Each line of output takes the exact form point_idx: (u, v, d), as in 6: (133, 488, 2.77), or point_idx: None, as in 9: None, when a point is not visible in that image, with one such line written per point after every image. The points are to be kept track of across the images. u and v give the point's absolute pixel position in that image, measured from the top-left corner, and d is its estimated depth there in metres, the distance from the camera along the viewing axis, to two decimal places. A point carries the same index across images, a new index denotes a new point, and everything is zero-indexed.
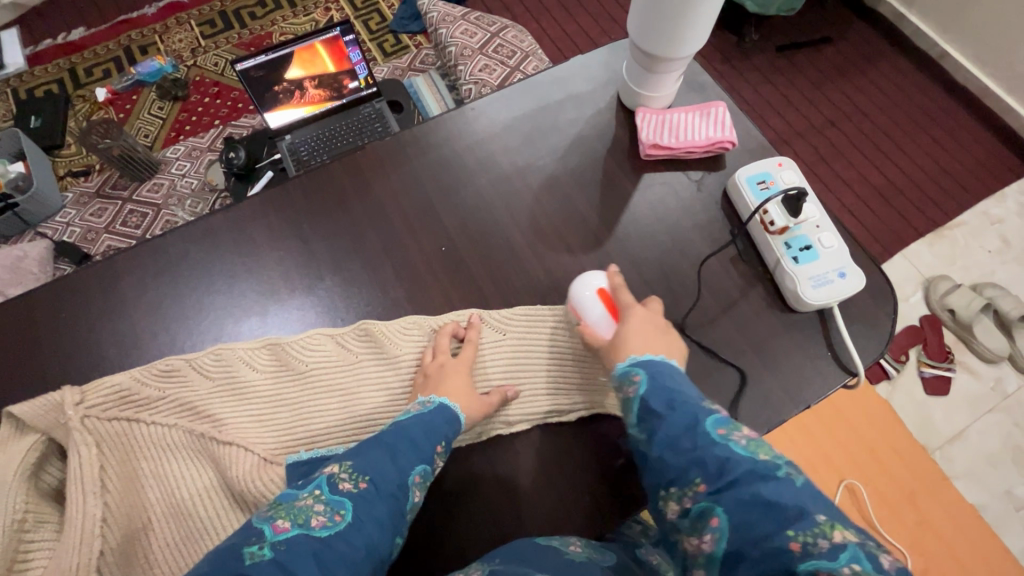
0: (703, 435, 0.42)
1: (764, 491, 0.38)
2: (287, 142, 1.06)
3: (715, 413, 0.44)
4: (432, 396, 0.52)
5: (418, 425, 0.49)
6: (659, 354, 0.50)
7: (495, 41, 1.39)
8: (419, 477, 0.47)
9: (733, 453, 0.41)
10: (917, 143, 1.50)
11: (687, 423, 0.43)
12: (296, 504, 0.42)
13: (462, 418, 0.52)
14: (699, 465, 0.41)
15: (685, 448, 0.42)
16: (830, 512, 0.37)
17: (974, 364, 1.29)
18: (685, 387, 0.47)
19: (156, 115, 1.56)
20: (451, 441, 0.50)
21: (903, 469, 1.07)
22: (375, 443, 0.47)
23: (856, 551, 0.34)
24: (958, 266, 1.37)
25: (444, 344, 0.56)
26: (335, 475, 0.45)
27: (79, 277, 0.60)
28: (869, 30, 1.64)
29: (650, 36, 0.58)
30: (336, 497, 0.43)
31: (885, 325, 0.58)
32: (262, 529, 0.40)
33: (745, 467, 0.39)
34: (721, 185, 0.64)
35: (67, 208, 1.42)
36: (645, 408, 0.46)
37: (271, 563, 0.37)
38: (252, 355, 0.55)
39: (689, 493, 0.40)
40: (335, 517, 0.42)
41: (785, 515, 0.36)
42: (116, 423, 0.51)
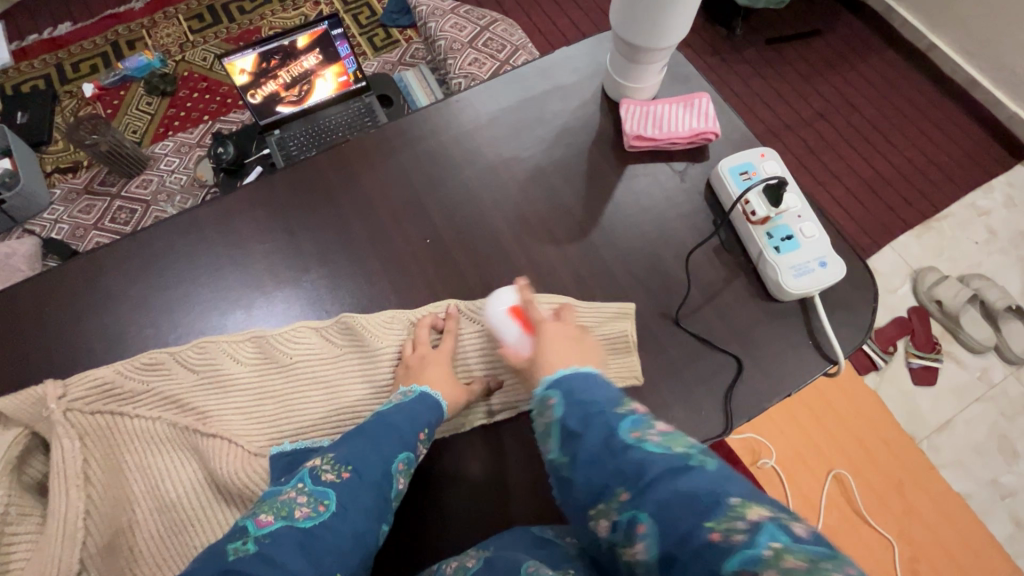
0: (618, 443, 0.39)
1: (681, 488, 0.34)
2: (276, 137, 1.06)
3: (627, 416, 0.41)
4: (413, 385, 0.52)
5: (400, 413, 0.49)
6: (571, 366, 0.48)
7: (485, 34, 1.39)
8: (403, 464, 0.47)
9: (647, 455, 0.37)
10: (905, 135, 1.50)
11: (603, 435, 0.40)
12: (280, 498, 0.43)
13: (444, 406, 0.52)
14: (618, 475, 0.37)
15: (603, 459, 0.39)
16: (747, 492, 0.34)
17: (960, 354, 1.31)
18: (601, 394, 0.44)
19: (144, 110, 1.54)
20: (435, 427, 0.51)
21: (889, 458, 1.09)
22: (358, 434, 0.48)
23: (776, 527, 0.31)
24: (946, 257, 1.38)
25: (423, 337, 0.56)
26: (317, 467, 0.45)
27: (63, 271, 0.60)
28: (858, 23, 1.65)
29: (633, 28, 0.58)
30: (320, 487, 0.43)
31: (867, 314, 0.59)
32: (246, 525, 0.40)
33: (661, 465, 0.36)
34: (705, 176, 0.65)
35: (55, 205, 1.41)
36: (562, 428, 0.42)
37: (255, 556, 0.38)
38: (235, 348, 0.56)
39: (614, 504, 0.37)
40: (318, 508, 0.42)
41: (704, 505, 0.33)
42: (99, 416, 0.51)
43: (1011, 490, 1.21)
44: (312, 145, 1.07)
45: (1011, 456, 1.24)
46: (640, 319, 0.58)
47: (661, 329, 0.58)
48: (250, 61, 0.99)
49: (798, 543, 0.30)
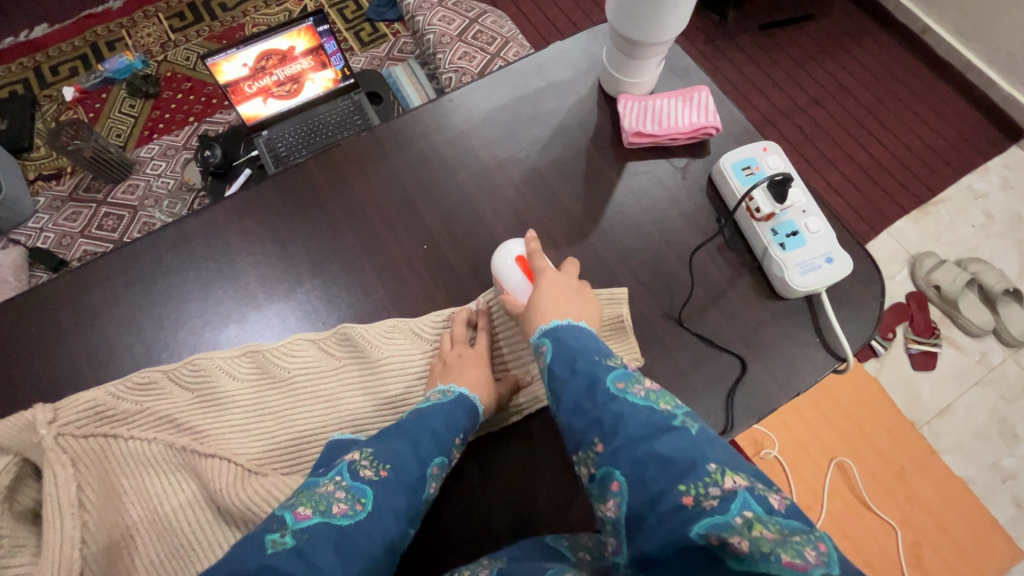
0: (602, 393, 0.44)
1: (658, 447, 0.39)
2: (264, 138, 1.03)
3: (614, 368, 0.46)
4: (452, 384, 0.51)
5: (439, 413, 0.49)
6: (565, 317, 0.51)
7: (475, 27, 1.36)
8: (436, 469, 0.47)
9: (632, 406, 0.42)
10: (901, 119, 1.50)
11: (587, 383, 0.45)
12: (317, 490, 0.42)
13: (480, 410, 0.52)
14: (598, 424, 0.42)
15: (591, 410, 0.43)
16: (723, 458, 0.39)
17: (959, 338, 1.31)
18: (591, 344, 0.49)
19: (128, 113, 1.51)
20: (470, 431, 0.50)
21: (891, 444, 1.09)
22: (397, 432, 0.47)
23: (746, 493, 0.36)
24: (942, 242, 1.38)
25: (459, 333, 0.55)
26: (355, 462, 0.44)
27: (45, 290, 0.58)
28: (852, 6, 1.63)
29: (630, 24, 0.56)
30: (358, 484, 0.43)
31: (876, 309, 0.57)
32: (283, 516, 0.40)
33: (641, 420, 0.41)
34: (706, 172, 0.63)
35: (39, 213, 1.38)
36: (550, 374, 0.47)
37: (292, 552, 0.37)
38: (230, 364, 0.54)
39: (591, 455, 0.42)
40: (356, 506, 0.42)
41: (679, 470, 0.38)
42: (92, 440, 0.49)
43: (1011, 472, 1.22)
44: (303, 147, 1.04)
45: (1010, 438, 1.24)
46: (644, 322, 0.57)
47: (666, 332, 0.56)
48: (252, 55, 0.97)
49: (769, 515, 0.35)
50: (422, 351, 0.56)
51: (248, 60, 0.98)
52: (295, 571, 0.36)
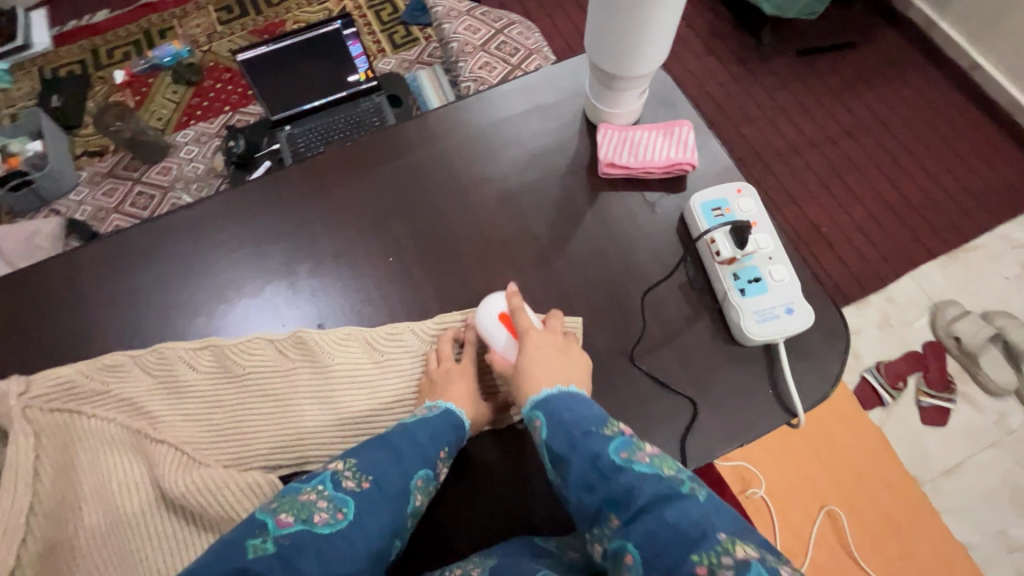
0: (606, 465, 0.45)
1: (668, 517, 0.40)
2: (286, 132, 1.13)
3: (615, 438, 0.46)
4: (438, 400, 0.53)
5: (424, 428, 0.51)
6: (558, 384, 0.51)
7: (499, 38, 1.37)
8: (421, 481, 0.49)
9: (638, 478, 0.43)
10: (938, 159, 1.42)
11: (590, 458, 0.45)
12: (300, 497, 0.45)
13: (467, 424, 0.54)
14: (609, 500, 0.43)
15: (599, 484, 0.44)
16: (734, 528, 0.39)
17: (976, 395, 1.24)
18: (588, 415, 0.49)
19: (170, 98, 1.59)
20: (455, 447, 0.52)
21: (890, 498, 1.04)
22: (382, 444, 0.50)
23: (758, 563, 0.36)
24: (969, 292, 1.30)
25: (446, 350, 0.56)
26: (338, 473, 0.47)
27: (40, 267, 0.62)
28: (898, 37, 1.56)
29: (604, 56, 0.56)
30: (339, 494, 0.45)
31: (838, 366, 0.55)
32: (265, 521, 0.42)
33: (651, 493, 0.42)
34: (678, 208, 0.62)
35: (80, 187, 1.47)
36: (551, 452, 0.48)
37: (273, 557, 0.39)
38: (192, 356, 0.56)
39: (606, 531, 0.43)
40: (337, 515, 0.44)
41: (690, 541, 0.38)
42: (57, 415, 0.52)
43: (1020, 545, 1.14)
44: (320, 142, 1.12)
45: None
46: (595, 355, 0.57)
47: (616, 367, 0.56)
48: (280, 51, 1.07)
49: None
50: (405, 367, 0.57)
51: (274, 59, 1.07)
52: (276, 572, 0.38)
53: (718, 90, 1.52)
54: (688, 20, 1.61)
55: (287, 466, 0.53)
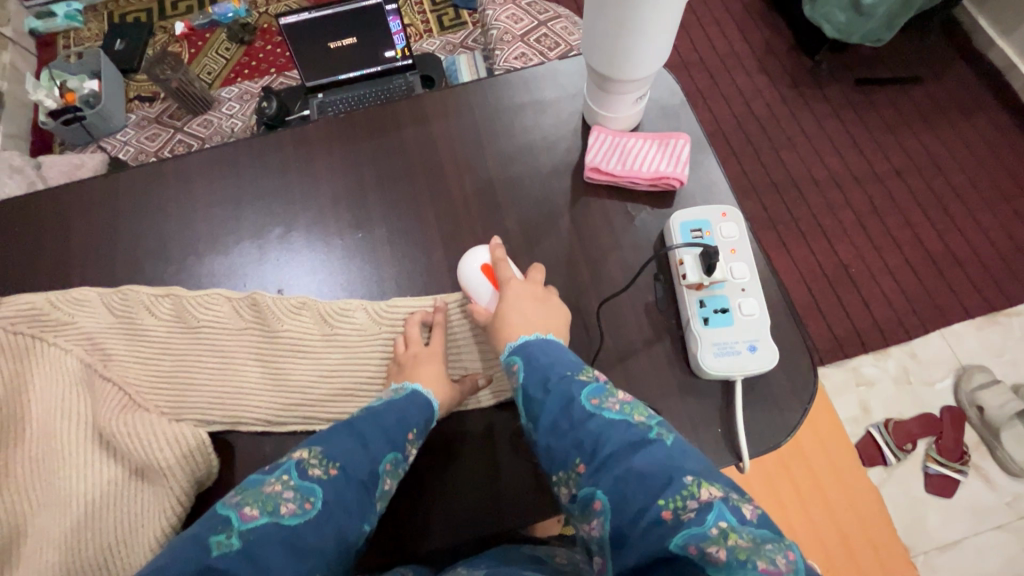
0: (578, 409, 0.43)
1: (636, 463, 0.38)
2: (319, 100, 1.13)
3: (589, 384, 0.44)
4: (405, 382, 0.52)
5: (391, 411, 0.49)
6: (535, 331, 0.50)
7: (542, 30, 1.33)
8: (390, 465, 0.47)
9: (608, 424, 0.41)
10: (993, 212, 1.31)
11: (562, 402, 0.43)
12: (264, 489, 0.42)
13: (436, 406, 0.52)
14: (579, 444, 0.41)
15: (568, 429, 0.42)
16: (702, 469, 0.37)
17: (993, 472, 1.11)
18: (562, 359, 0.47)
19: (222, 54, 1.65)
20: (425, 427, 0.50)
21: (873, 564, 0.90)
22: (346, 430, 0.47)
23: (722, 504, 0.34)
24: (1005, 359, 1.19)
25: (414, 334, 0.55)
26: (303, 461, 0.44)
27: (37, 197, 0.64)
28: (971, 75, 1.44)
29: (595, 55, 0.54)
30: (306, 483, 0.42)
31: (797, 414, 0.52)
32: (228, 518, 0.39)
33: (621, 439, 0.40)
34: (658, 224, 0.60)
35: (127, 128, 1.51)
36: (526, 395, 0.46)
37: (237, 553, 0.37)
38: (153, 302, 0.58)
39: (573, 476, 0.41)
40: (304, 505, 0.41)
41: (655, 486, 0.36)
42: (22, 337, 0.55)
43: None
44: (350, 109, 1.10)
45: None
46: None
47: None
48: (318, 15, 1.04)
49: (743, 525, 0.33)
50: (376, 349, 0.57)
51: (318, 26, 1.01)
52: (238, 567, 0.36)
53: (765, 111, 1.44)
54: (744, 33, 1.53)
55: (221, 423, 0.54)
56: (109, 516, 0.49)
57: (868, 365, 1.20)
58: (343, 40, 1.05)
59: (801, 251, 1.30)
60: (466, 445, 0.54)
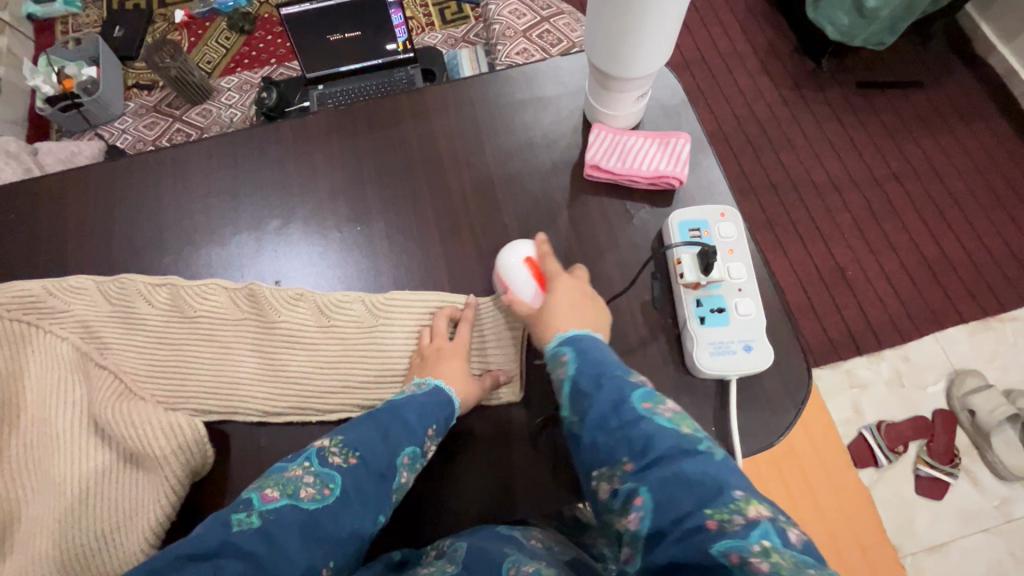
0: (629, 410, 0.42)
1: (685, 468, 0.37)
2: (319, 92, 1.12)
3: (640, 387, 0.44)
4: (428, 378, 0.52)
5: (411, 406, 0.49)
6: (586, 328, 0.50)
7: (544, 26, 1.32)
8: (408, 459, 0.47)
9: (657, 429, 0.40)
10: (991, 218, 1.32)
11: (613, 402, 0.43)
12: (286, 474, 0.43)
13: (457, 404, 0.52)
14: (626, 444, 0.40)
15: (615, 426, 0.42)
16: (748, 487, 0.37)
17: (983, 476, 1.12)
18: (613, 360, 0.47)
19: (222, 44, 1.63)
20: (444, 425, 0.50)
21: (862, 562, 0.91)
22: (369, 422, 0.48)
23: (771, 525, 0.34)
24: (997, 364, 1.20)
25: (440, 327, 0.56)
26: (325, 449, 0.45)
27: (32, 185, 0.64)
28: (971, 80, 1.45)
29: (597, 52, 0.54)
30: (326, 470, 0.44)
31: (790, 416, 0.52)
32: (251, 498, 0.41)
33: (668, 443, 0.39)
34: (657, 223, 0.60)
35: (125, 116, 1.50)
36: (575, 388, 0.46)
37: (257, 533, 0.38)
38: (150, 292, 0.58)
39: (617, 473, 0.40)
40: (323, 490, 0.42)
41: (705, 494, 0.36)
42: (17, 325, 0.55)
43: None
44: (349, 101, 1.09)
45: None
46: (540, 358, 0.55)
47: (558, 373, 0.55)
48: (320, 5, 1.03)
49: (788, 548, 0.33)
50: (384, 342, 0.57)
51: (320, 16, 1.01)
52: (259, 550, 0.37)
53: (766, 113, 1.44)
54: (746, 34, 1.53)
55: (217, 413, 0.54)
56: (103, 501, 0.49)
57: (862, 368, 1.21)
58: (345, 33, 1.05)
59: (799, 252, 1.30)
60: (460, 441, 0.54)
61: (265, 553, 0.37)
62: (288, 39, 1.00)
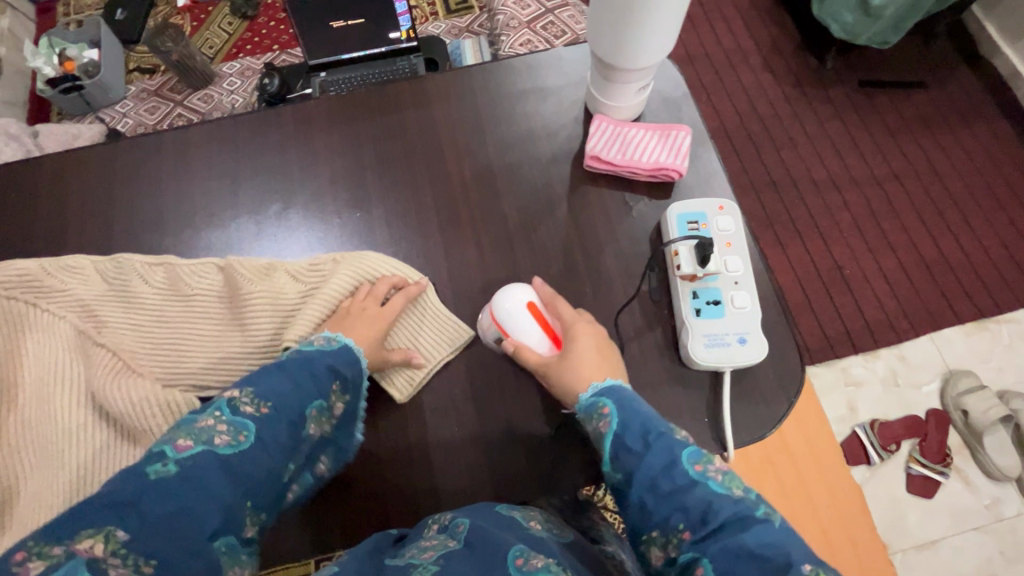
0: (681, 474, 0.42)
1: (746, 540, 0.37)
2: (322, 79, 1.11)
3: (687, 445, 0.43)
4: (338, 334, 0.51)
5: (323, 359, 0.48)
6: (615, 377, 0.50)
7: (547, 18, 1.31)
8: (316, 410, 0.46)
9: (714, 495, 0.40)
10: (989, 220, 1.32)
11: (665, 461, 0.42)
12: (196, 424, 0.40)
13: (365, 362, 0.52)
14: (683, 512, 0.40)
15: (669, 490, 0.41)
16: (812, 555, 0.36)
17: (974, 475, 1.13)
18: (652, 415, 0.46)
19: (225, 29, 1.62)
20: (354, 381, 0.50)
21: (850, 560, 0.92)
22: (282, 372, 0.46)
23: None
24: (992, 365, 1.20)
25: (379, 291, 0.56)
26: (235, 398, 0.42)
27: (31, 165, 0.64)
28: (975, 81, 1.44)
29: (597, 45, 0.54)
30: (238, 419, 0.41)
31: (783, 409, 0.53)
32: (162, 449, 0.37)
33: (728, 511, 0.39)
34: (655, 215, 0.60)
35: (126, 100, 1.49)
36: (618, 445, 0.45)
37: (177, 479, 0.36)
38: (147, 271, 0.58)
39: (674, 540, 0.40)
40: (237, 438, 0.40)
41: (771, 565, 0.35)
42: (14, 303, 0.54)
43: None
44: (352, 88, 1.09)
45: None
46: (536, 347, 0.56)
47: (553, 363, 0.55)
48: None
49: None
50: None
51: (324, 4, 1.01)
52: (176, 498, 0.35)
53: (768, 110, 1.43)
54: (751, 29, 1.52)
55: (216, 390, 0.55)
56: (104, 477, 0.50)
57: (857, 366, 1.21)
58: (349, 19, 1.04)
59: (797, 250, 1.30)
60: (455, 428, 0.54)
61: (189, 502, 0.35)
62: (292, 25, 1.00)
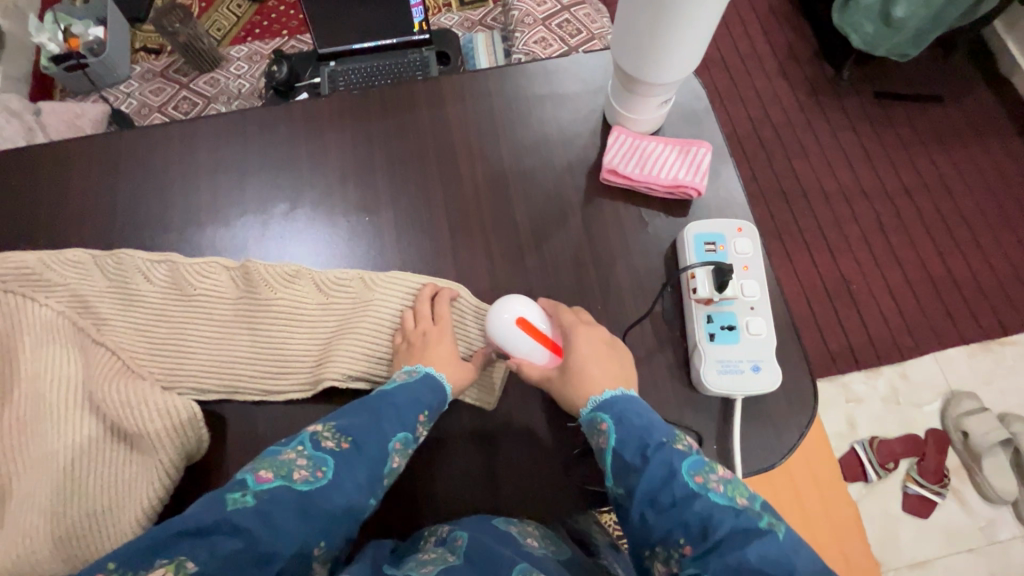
0: (680, 485, 0.40)
1: (749, 556, 0.35)
2: (331, 69, 1.09)
3: (688, 456, 0.42)
4: (419, 365, 0.51)
5: (404, 392, 0.48)
6: (619, 388, 0.48)
7: (563, 15, 1.29)
8: (400, 444, 0.46)
9: (714, 506, 0.39)
10: (999, 240, 1.31)
11: (664, 475, 0.41)
12: (279, 457, 0.41)
13: (447, 388, 0.51)
14: (683, 524, 0.39)
15: (669, 504, 0.40)
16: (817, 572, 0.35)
17: (970, 497, 1.13)
18: (654, 422, 0.45)
19: (234, 11, 1.59)
20: (436, 411, 0.49)
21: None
22: (362, 408, 0.47)
23: None
24: (994, 387, 1.19)
25: (425, 311, 0.54)
26: (319, 433, 0.44)
27: (32, 151, 0.62)
28: (992, 98, 1.42)
29: (620, 55, 0.53)
30: (319, 453, 0.42)
31: (793, 436, 0.52)
32: (245, 478, 0.39)
33: (729, 525, 0.37)
34: (671, 231, 0.59)
35: (131, 79, 1.47)
36: (619, 459, 0.44)
37: (254, 511, 0.36)
38: (149, 268, 0.57)
39: (676, 556, 0.38)
40: (316, 473, 0.41)
41: None
42: (9, 297, 0.53)
43: None
44: (361, 80, 1.07)
45: None
46: None
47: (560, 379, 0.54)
48: None
49: None
50: (377, 321, 0.55)
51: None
52: (253, 528, 0.35)
53: (782, 118, 1.41)
54: (768, 35, 1.50)
55: (218, 392, 0.54)
56: (100, 482, 0.49)
57: (859, 382, 1.20)
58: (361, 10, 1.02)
59: (805, 262, 1.29)
60: (458, 441, 0.53)
61: (262, 534, 0.35)
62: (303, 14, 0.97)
